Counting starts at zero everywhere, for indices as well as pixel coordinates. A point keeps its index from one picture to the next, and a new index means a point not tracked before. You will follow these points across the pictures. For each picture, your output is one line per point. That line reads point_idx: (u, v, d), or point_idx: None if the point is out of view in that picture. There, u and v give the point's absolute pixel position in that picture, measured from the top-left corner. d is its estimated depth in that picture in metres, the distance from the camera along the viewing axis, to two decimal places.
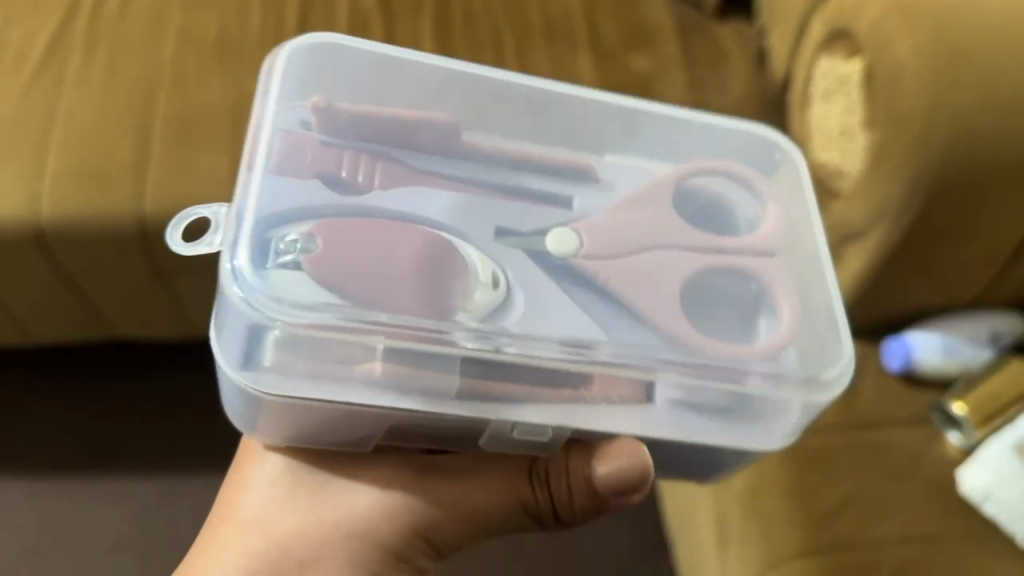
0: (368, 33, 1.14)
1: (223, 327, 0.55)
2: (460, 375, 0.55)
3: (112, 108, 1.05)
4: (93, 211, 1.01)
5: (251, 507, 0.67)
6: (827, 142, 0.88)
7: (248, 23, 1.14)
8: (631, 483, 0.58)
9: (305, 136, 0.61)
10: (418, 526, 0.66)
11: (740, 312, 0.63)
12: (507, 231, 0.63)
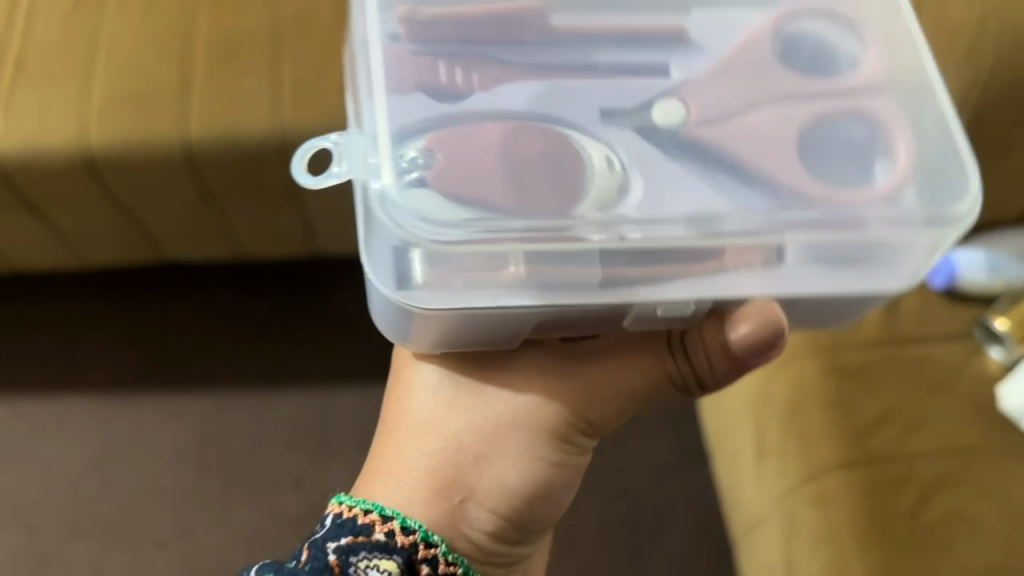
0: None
1: (369, 253, 0.50)
2: (603, 266, 0.48)
3: (153, 34, 1.06)
4: (141, 138, 1.03)
5: (423, 411, 0.63)
6: None
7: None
8: (771, 335, 0.53)
9: (399, 50, 0.52)
10: (579, 404, 0.62)
11: (861, 151, 0.52)
12: (613, 111, 0.54)
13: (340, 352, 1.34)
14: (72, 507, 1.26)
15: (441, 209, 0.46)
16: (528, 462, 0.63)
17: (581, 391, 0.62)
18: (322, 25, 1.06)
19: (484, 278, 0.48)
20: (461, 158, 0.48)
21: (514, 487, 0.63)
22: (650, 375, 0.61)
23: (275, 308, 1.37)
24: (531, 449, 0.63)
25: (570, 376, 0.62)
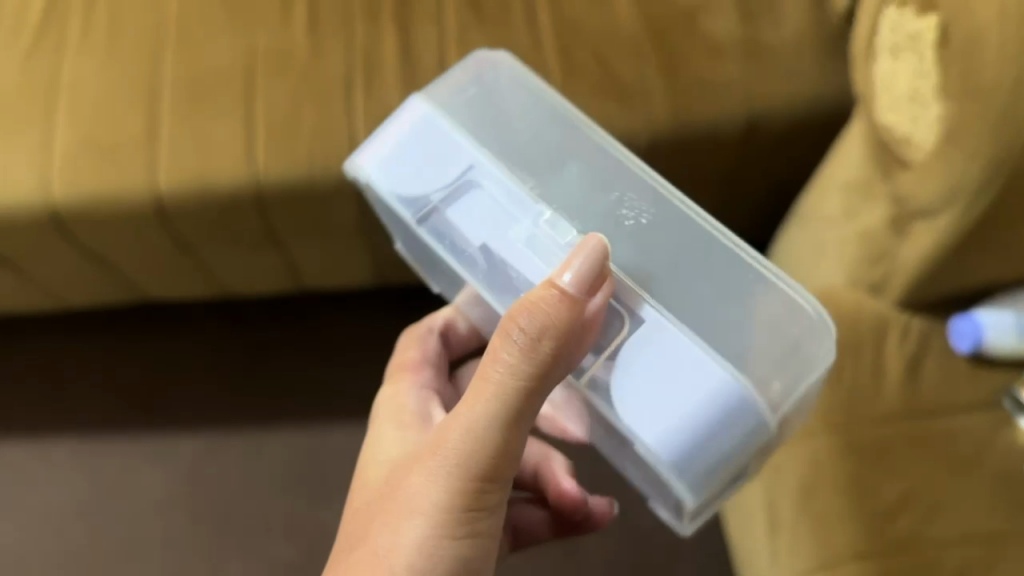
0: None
1: (375, 142, 0.66)
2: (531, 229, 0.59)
3: (116, 75, 0.99)
4: (107, 191, 0.96)
5: (363, 496, 0.67)
6: (893, 104, 0.78)
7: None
8: (595, 280, 0.53)
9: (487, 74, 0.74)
10: (479, 432, 0.55)
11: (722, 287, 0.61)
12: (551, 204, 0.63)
13: (334, 388, 1.29)
14: (61, 558, 1.22)
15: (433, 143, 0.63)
16: (426, 476, 0.58)
17: (460, 437, 0.56)
18: (298, 60, 0.99)
19: (437, 199, 0.61)
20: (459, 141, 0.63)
21: (434, 520, 0.57)
22: (506, 392, 0.55)
23: (265, 347, 1.32)
24: (432, 471, 0.57)
25: (450, 432, 0.57)
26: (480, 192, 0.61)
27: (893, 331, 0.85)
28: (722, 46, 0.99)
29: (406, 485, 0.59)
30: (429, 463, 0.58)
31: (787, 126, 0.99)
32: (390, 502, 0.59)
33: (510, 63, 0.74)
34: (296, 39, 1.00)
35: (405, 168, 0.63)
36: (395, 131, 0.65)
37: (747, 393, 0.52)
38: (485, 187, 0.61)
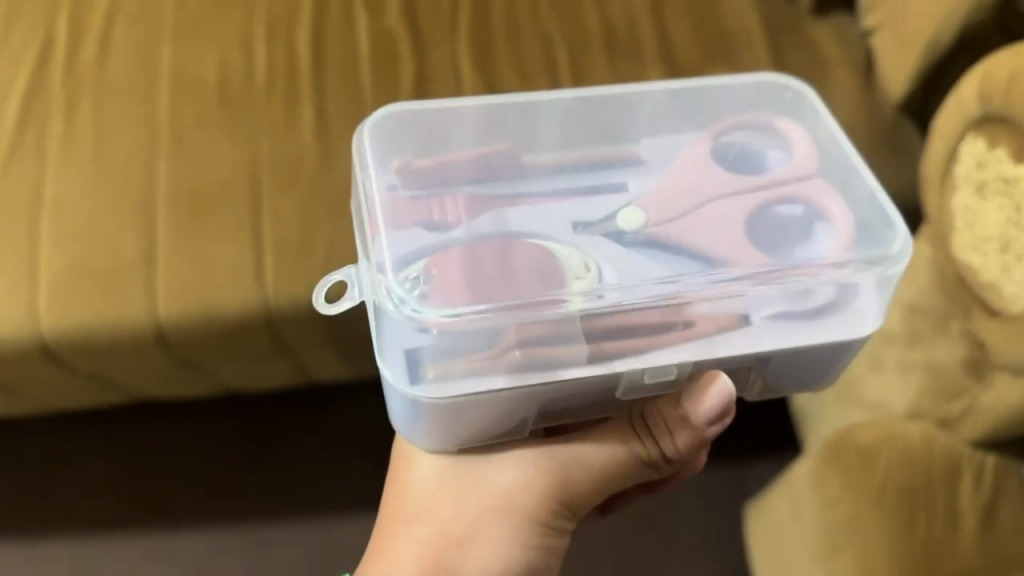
0: (396, 58, 0.94)
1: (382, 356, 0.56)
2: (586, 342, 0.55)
3: (105, 189, 0.89)
4: (98, 320, 0.86)
5: (418, 481, 0.68)
6: (978, 244, 0.70)
7: (253, 56, 0.95)
8: (721, 412, 0.59)
9: (395, 198, 0.59)
10: (562, 490, 0.67)
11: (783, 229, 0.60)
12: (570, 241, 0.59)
13: (342, 483, 1.21)
14: None
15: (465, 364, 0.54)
16: (510, 488, 0.67)
17: (558, 467, 0.67)
18: (305, 168, 0.90)
19: (495, 364, 0.54)
20: (460, 287, 0.54)
21: (514, 527, 0.68)
22: (617, 457, 0.66)
23: (262, 444, 1.24)
24: (525, 494, 0.67)
25: (547, 457, 0.67)
26: (525, 325, 0.53)
27: (967, 475, 0.79)
28: None
29: (493, 509, 0.67)
30: (516, 499, 0.67)
31: None
32: (464, 518, 0.68)
33: (382, 119, 0.63)
34: (303, 142, 0.91)
35: (442, 368, 0.54)
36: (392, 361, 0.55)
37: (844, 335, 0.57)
38: (534, 331, 0.53)
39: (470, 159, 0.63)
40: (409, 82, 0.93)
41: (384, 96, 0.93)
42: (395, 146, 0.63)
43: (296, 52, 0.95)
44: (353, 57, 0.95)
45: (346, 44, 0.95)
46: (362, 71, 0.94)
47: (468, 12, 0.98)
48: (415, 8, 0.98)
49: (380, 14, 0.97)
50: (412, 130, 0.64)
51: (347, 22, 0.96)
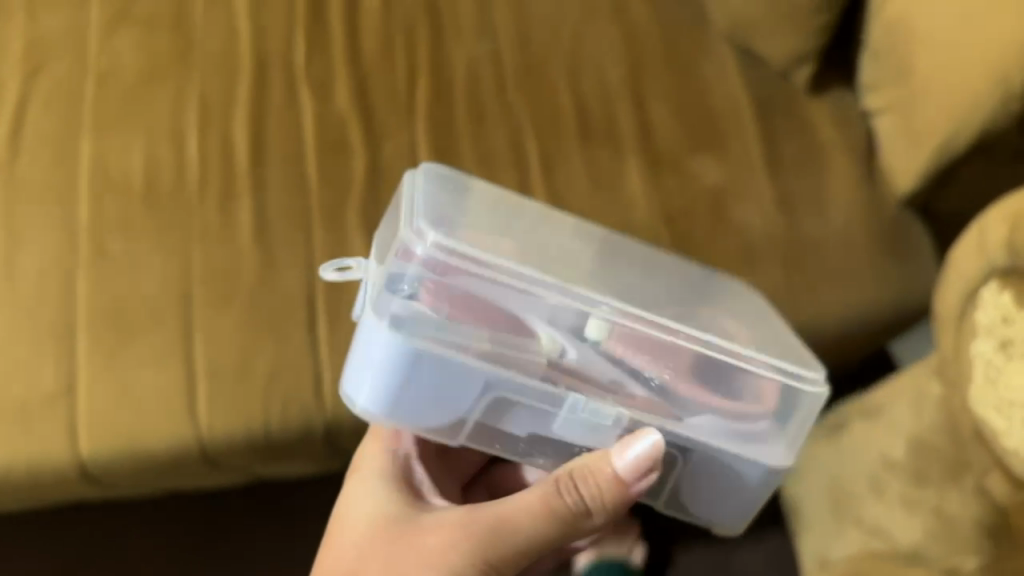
0: (345, 151, 0.84)
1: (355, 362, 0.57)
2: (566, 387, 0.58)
3: (15, 307, 0.79)
4: (9, 461, 0.77)
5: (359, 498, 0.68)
6: (1001, 404, 0.62)
7: (184, 148, 0.84)
8: (642, 467, 0.58)
9: (428, 275, 0.55)
10: (500, 531, 0.62)
11: (711, 375, 0.60)
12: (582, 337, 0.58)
13: None
14: None
15: (452, 388, 0.57)
16: (442, 530, 0.63)
17: (484, 528, 0.62)
18: (242, 280, 0.80)
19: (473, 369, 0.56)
20: (472, 304, 0.56)
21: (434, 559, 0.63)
22: (551, 516, 0.62)
23: (191, 553, 1.00)
24: (451, 537, 0.63)
25: (475, 518, 0.63)
26: (513, 375, 0.57)
27: None
28: (759, 244, 0.82)
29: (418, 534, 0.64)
30: (447, 539, 0.63)
31: (836, 340, 0.82)
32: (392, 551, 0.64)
33: (422, 176, 0.62)
34: (242, 250, 0.81)
35: (416, 396, 0.57)
36: (371, 370, 0.56)
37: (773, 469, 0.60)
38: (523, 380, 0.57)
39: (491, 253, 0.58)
40: (360, 179, 0.83)
41: (329, 194, 0.83)
42: (422, 212, 0.59)
43: (232, 143, 0.84)
44: (297, 148, 0.84)
45: (289, 131, 0.84)
46: (307, 165, 0.83)
47: (426, 91, 0.87)
48: (365, 86, 0.87)
49: (328, 96, 0.86)
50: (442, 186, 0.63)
51: (289, 105, 0.85)
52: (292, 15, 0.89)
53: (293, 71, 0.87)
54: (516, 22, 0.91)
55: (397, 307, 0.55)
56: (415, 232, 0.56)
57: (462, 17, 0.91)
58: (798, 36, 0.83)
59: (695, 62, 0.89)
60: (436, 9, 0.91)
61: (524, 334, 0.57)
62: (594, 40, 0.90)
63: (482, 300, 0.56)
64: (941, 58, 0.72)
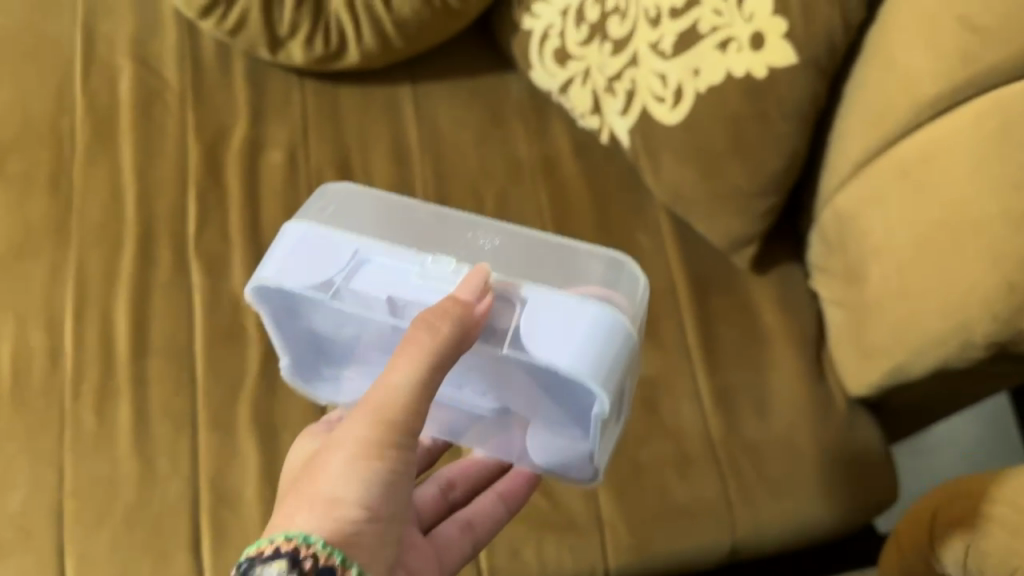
0: (240, 341, 0.75)
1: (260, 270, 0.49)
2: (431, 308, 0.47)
3: None
4: None
5: None
6: None
7: (59, 334, 0.75)
8: (478, 292, 0.45)
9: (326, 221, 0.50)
10: (381, 415, 0.45)
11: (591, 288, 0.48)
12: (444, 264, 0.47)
13: None
14: None
15: (318, 247, 0.47)
16: (343, 477, 0.45)
17: (380, 406, 0.45)
18: (116, 492, 0.70)
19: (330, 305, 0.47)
20: (321, 268, 0.47)
21: (337, 517, 0.45)
22: (396, 430, 0.45)
23: None
24: (342, 472, 0.45)
25: (354, 435, 0.46)
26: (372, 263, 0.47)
27: None
28: (699, 446, 0.73)
29: (304, 506, 0.45)
30: (347, 456, 0.46)
31: (782, 547, 0.74)
32: (283, 503, 0.48)
33: (351, 184, 0.54)
34: (120, 459, 0.71)
35: (294, 266, 0.48)
36: (277, 259, 0.48)
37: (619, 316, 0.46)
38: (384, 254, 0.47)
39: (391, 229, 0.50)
40: (255, 374, 0.75)
41: (220, 389, 0.74)
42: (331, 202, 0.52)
43: (113, 330, 0.75)
44: (185, 337, 0.75)
45: (176, 316, 0.75)
46: (196, 356, 0.75)
47: None
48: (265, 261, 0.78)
49: (222, 275, 0.77)
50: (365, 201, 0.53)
51: (178, 284, 0.76)
52: (183, 175, 0.80)
53: (183, 242, 0.77)
54: (434, 181, 0.82)
55: (276, 251, 0.49)
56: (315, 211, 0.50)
57: (376, 173, 0.82)
58: (741, 219, 0.74)
59: (630, 231, 0.81)
60: (346, 163, 0.82)
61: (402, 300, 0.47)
62: (518, 203, 0.82)
63: (348, 260, 0.47)
64: (888, 274, 0.64)
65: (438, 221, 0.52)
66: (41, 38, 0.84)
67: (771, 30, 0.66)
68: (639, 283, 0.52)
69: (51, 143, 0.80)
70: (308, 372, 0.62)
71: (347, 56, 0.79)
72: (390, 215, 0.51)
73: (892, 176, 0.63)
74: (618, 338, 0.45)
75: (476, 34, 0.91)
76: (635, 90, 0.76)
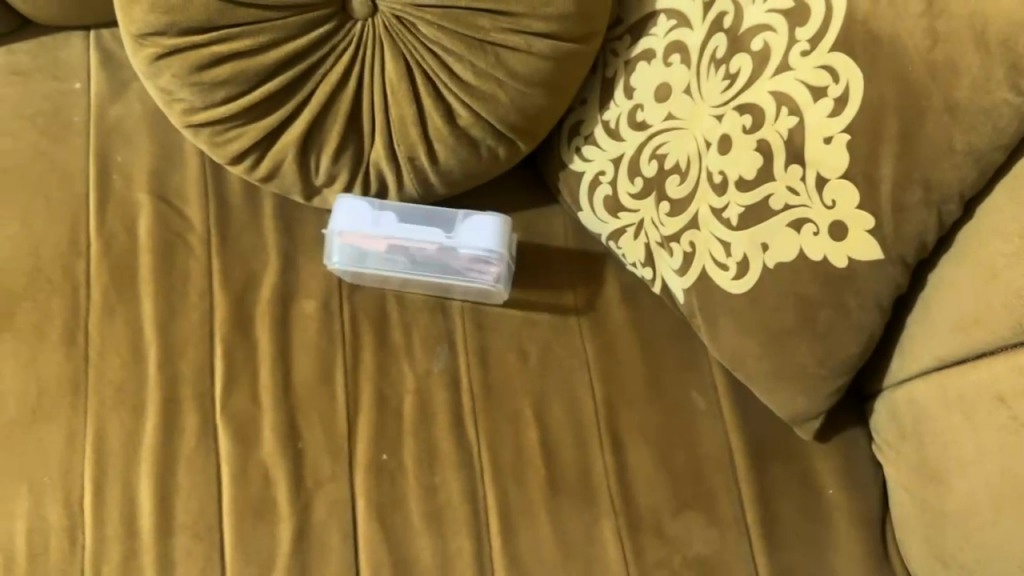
0: (269, 517, 0.69)
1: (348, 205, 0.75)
2: (432, 251, 0.75)
3: None
4: None
5: None
6: None
7: (77, 509, 0.67)
8: None
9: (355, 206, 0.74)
10: None
11: (475, 266, 0.75)
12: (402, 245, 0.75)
13: None
14: None
15: (360, 213, 0.75)
16: None
17: None
18: None
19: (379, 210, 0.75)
20: (359, 205, 0.75)
21: None
22: None
23: None
24: None
25: None
26: (393, 214, 0.75)
27: None
28: None
29: None
30: None
31: None
32: None
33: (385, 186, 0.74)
34: None
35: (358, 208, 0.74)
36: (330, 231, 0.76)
37: (501, 232, 0.75)
38: (403, 229, 0.75)
39: (387, 230, 0.75)
40: (287, 553, 0.68)
41: (249, 566, 0.67)
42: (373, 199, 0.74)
43: (134, 505, 0.68)
44: (212, 515, 0.68)
45: (203, 491, 0.69)
46: (224, 535, 0.68)
47: (368, 428, 0.73)
48: (296, 427, 0.72)
49: (251, 442, 0.71)
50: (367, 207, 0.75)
51: (204, 451, 0.70)
52: (209, 330, 0.74)
53: (209, 403, 0.72)
54: (475, 334, 0.77)
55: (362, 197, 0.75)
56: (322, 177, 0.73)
57: (416, 325, 0.77)
58: (810, 397, 0.70)
59: (683, 390, 0.77)
60: (383, 313, 0.77)
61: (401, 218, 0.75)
62: (564, 355, 0.77)
63: (376, 205, 0.75)
64: (978, 490, 0.62)
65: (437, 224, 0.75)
66: (50, 167, 0.78)
67: (854, 222, 0.62)
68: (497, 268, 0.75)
69: (64, 290, 0.73)
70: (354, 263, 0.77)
71: (388, 198, 0.77)
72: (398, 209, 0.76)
73: (968, 395, 0.63)
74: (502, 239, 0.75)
75: (522, 167, 0.87)
76: (694, 252, 0.71)
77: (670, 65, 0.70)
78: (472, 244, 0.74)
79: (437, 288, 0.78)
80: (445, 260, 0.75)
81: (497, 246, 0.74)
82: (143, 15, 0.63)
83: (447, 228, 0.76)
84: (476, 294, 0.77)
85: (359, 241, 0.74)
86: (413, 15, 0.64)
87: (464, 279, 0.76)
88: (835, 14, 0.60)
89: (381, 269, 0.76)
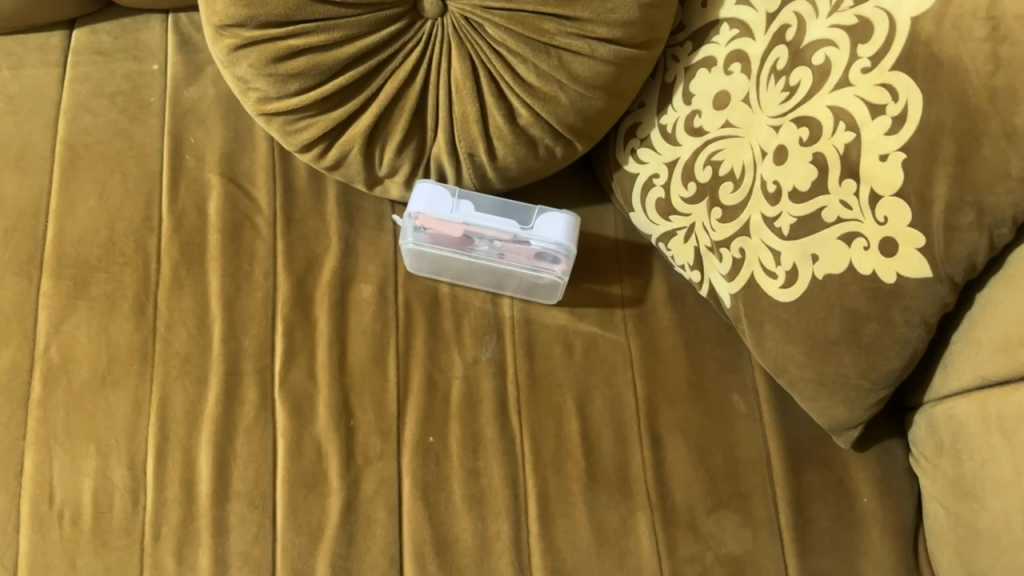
0: (319, 491, 0.72)
1: (427, 189, 0.76)
2: (505, 242, 0.76)
3: None
4: None
5: None
6: None
7: (141, 472, 0.71)
8: None
9: (435, 193, 0.76)
10: None
11: (545, 258, 0.76)
12: (476, 234, 0.76)
13: None
14: None
15: (438, 199, 0.76)
16: None
17: None
18: None
19: (457, 197, 0.77)
20: (438, 191, 0.76)
21: None
22: None
23: None
24: None
25: None
26: (470, 203, 0.77)
27: None
28: None
29: None
30: None
31: None
32: None
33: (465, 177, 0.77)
34: None
35: (436, 194, 0.76)
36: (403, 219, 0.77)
37: (572, 229, 0.76)
38: (478, 219, 0.76)
39: (464, 220, 0.76)
40: (334, 524, 0.71)
41: (297, 536, 0.71)
42: (453, 187, 0.77)
43: (194, 471, 0.72)
44: (267, 485, 0.72)
45: (258, 460, 0.72)
46: (277, 504, 0.72)
47: (416, 411, 0.75)
48: (349, 406, 0.75)
49: (305, 417, 0.74)
50: (445, 195, 0.76)
51: (260, 423, 0.74)
52: (271, 310, 0.78)
53: (268, 379, 0.75)
54: (524, 326, 0.80)
55: (443, 186, 0.77)
56: (386, 170, 0.76)
57: (467, 315, 0.80)
58: (849, 408, 0.71)
59: (724, 393, 0.79)
60: (436, 302, 0.80)
61: (478, 207, 0.77)
62: (609, 352, 0.79)
63: (455, 191, 0.77)
64: (1012, 509, 0.63)
65: (511, 217, 0.77)
66: (128, 145, 0.82)
67: (905, 240, 0.63)
68: (564, 262, 0.76)
69: (136, 263, 0.77)
70: (422, 257, 0.78)
71: (466, 187, 0.78)
72: (477, 198, 0.78)
73: (1009, 412, 0.63)
74: (573, 234, 0.76)
75: (578, 167, 0.89)
76: (744, 259, 0.72)
77: (731, 74, 0.71)
78: (547, 236, 0.75)
79: (503, 279, 0.79)
80: (514, 252, 0.77)
81: (567, 241, 0.75)
82: (224, 8, 0.65)
83: (522, 220, 0.77)
84: (542, 285, 0.79)
85: (434, 224, 0.76)
86: (480, 17, 0.66)
87: (533, 271, 0.77)
88: (897, 33, 0.60)
89: (450, 259, 0.78)
